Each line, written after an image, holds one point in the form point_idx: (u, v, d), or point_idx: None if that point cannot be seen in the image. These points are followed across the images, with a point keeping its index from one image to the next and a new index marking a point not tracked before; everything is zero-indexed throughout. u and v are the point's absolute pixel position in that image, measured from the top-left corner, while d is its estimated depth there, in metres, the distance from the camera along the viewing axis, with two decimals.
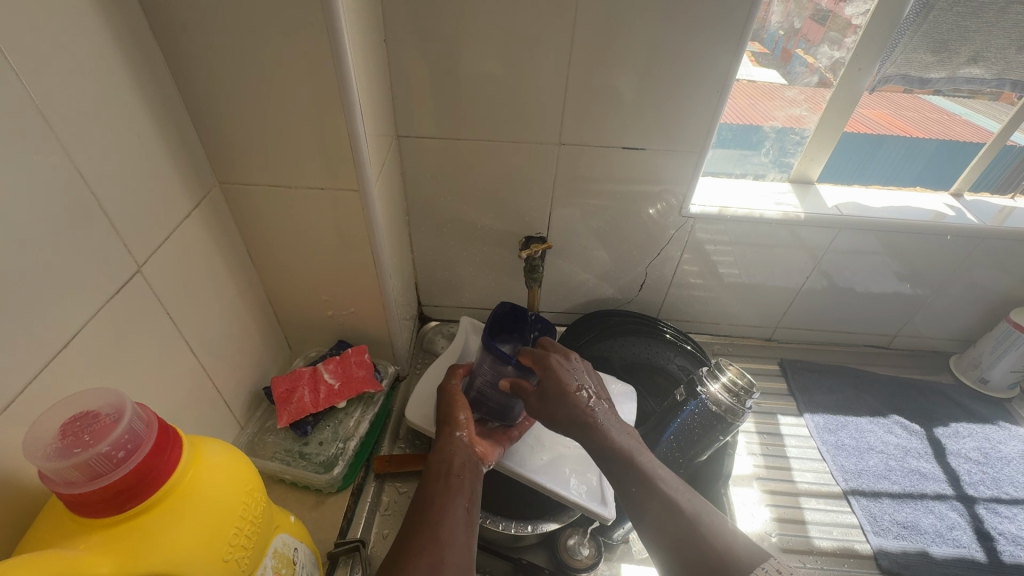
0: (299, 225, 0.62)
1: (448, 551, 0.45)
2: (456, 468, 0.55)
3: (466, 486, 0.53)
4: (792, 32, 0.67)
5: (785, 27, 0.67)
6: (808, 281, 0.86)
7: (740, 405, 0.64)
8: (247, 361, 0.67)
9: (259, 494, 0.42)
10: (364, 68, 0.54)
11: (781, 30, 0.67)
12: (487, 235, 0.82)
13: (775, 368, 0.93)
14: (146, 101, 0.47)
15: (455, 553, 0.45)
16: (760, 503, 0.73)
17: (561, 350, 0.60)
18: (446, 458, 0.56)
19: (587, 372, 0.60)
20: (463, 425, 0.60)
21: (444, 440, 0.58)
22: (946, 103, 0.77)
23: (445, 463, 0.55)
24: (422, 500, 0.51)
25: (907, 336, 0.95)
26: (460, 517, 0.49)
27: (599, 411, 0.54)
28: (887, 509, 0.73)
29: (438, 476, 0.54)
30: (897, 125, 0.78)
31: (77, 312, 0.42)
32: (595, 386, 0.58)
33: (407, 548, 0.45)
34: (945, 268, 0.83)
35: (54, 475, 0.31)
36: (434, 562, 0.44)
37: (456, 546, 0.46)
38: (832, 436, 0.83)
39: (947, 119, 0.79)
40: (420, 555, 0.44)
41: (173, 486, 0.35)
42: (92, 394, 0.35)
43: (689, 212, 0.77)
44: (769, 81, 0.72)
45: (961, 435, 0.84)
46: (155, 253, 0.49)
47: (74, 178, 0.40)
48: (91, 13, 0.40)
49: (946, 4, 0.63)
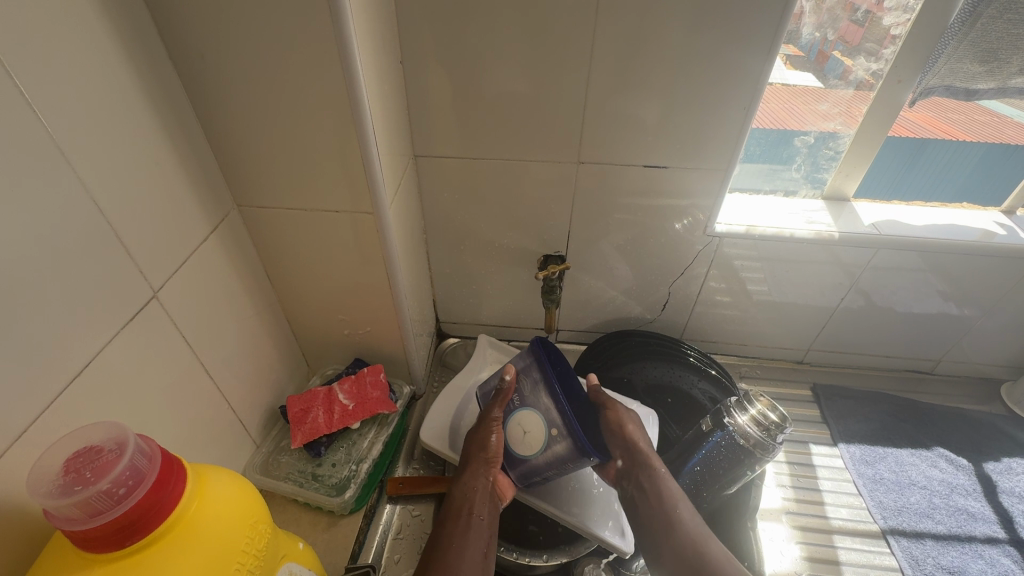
0: (316, 246, 0.63)
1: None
2: (476, 511, 0.57)
3: (484, 530, 0.55)
4: (828, 36, 0.65)
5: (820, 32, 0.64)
6: (844, 300, 0.82)
7: (771, 441, 0.62)
8: (263, 379, 0.67)
9: (264, 525, 0.42)
10: (378, 91, 0.54)
11: (816, 35, 0.64)
12: (506, 253, 0.81)
13: (808, 393, 0.89)
14: (163, 130, 0.48)
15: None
16: (789, 540, 0.69)
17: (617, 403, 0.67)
18: (465, 496, 0.58)
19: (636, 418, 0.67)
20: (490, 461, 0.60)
21: (467, 475, 0.59)
22: (996, 105, 0.71)
23: (465, 502, 0.57)
24: (441, 541, 0.53)
25: (953, 361, 0.89)
26: (476, 564, 0.52)
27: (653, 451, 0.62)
28: (930, 552, 0.68)
29: (459, 513, 0.56)
30: (940, 128, 0.72)
31: (92, 339, 0.42)
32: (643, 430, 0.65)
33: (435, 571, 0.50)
34: (996, 290, 0.78)
35: (56, 512, 0.31)
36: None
37: None
38: (870, 468, 0.78)
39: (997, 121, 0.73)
40: None
41: (175, 520, 0.35)
42: (94, 428, 0.36)
43: (714, 231, 0.74)
44: (804, 84, 0.68)
45: (1015, 471, 0.77)
46: (170, 278, 0.50)
47: (91, 208, 0.41)
48: (108, 48, 0.41)
49: (994, 12, 0.58)
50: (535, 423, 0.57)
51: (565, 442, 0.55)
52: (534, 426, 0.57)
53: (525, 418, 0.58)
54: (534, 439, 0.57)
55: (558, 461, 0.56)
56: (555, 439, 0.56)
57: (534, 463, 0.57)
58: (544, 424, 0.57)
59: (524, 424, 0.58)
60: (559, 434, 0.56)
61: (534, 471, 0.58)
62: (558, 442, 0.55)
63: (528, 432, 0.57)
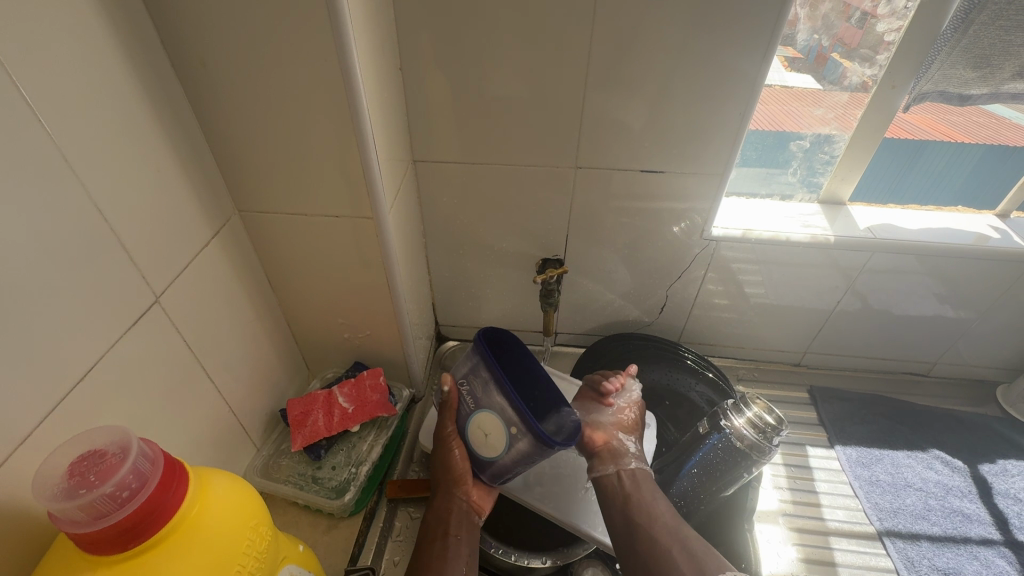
0: (316, 250, 0.63)
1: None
2: (454, 528, 0.59)
3: (462, 548, 0.58)
4: (826, 39, 0.65)
5: (819, 33, 0.64)
6: (841, 303, 0.82)
7: (767, 442, 0.63)
8: (264, 382, 0.68)
9: (264, 528, 0.42)
10: (377, 97, 0.55)
11: (815, 36, 0.65)
12: (505, 256, 0.81)
13: (805, 396, 0.89)
14: (165, 137, 0.49)
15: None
16: (786, 541, 0.70)
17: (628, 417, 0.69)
18: (443, 515, 0.60)
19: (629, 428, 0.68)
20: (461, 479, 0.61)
21: (441, 495, 0.61)
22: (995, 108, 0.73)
23: (442, 522, 0.59)
24: (421, 563, 0.56)
25: (949, 363, 0.90)
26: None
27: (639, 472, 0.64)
28: (926, 554, 0.69)
29: (436, 536, 0.58)
30: (940, 130, 0.74)
31: (95, 343, 0.43)
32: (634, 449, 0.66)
33: None
34: (990, 292, 0.78)
35: (61, 514, 0.32)
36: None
37: None
38: (866, 470, 0.78)
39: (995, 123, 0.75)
40: None
41: (178, 523, 0.36)
42: (98, 432, 0.36)
43: (711, 235, 0.75)
44: (803, 87, 0.69)
45: (1010, 473, 0.78)
46: (171, 282, 0.50)
47: (94, 214, 0.42)
48: (112, 57, 0.42)
49: (988, 18, 0.59)
50: (494, 425, 0.55)
51: (528, 439, 0.54)
52: (492, 427, 0.55)
53: (483, 421, 0.56)
54: (495, 440, 0.56)
55: (523, 458, 0.55)
56: (515, 438, 0.54)
57: (501, 466, 0.57)
58: (502, 425, 0.55)
59: (484, 427, 0.56)
60: (518, 433, 0.54)
61: (503, 470, 0.57)
62: (519, 441, 0.54)
63: (491, 437, 0.56)
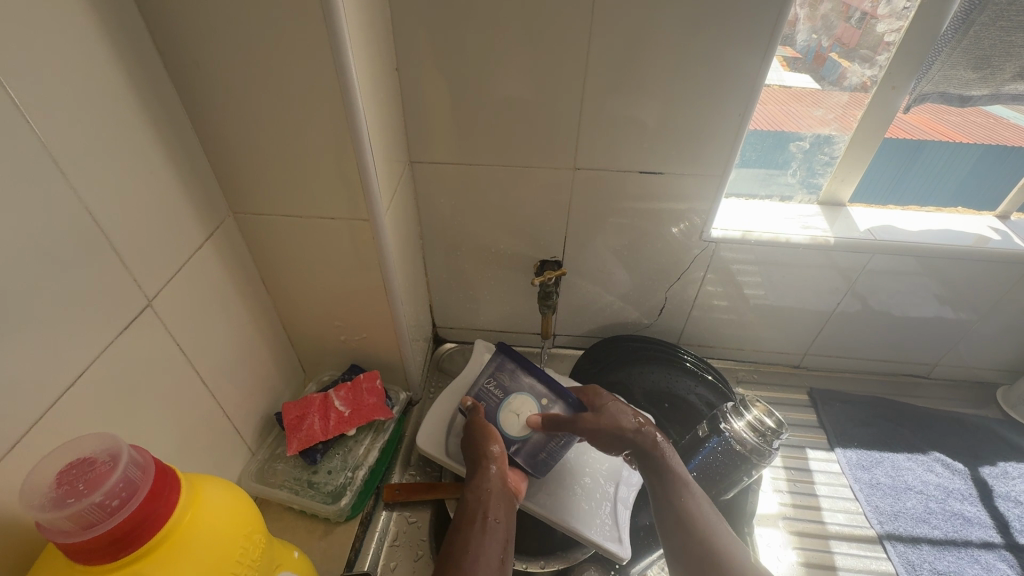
0: (311, 252, 0.63)
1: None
2: (491, 512, 0.57)
3: (501, 532, 0.55)
4: (825, 38, 0.64)
5: (819, 33, 0.64)
6: (841, 305, 0.82)
7: (767, 446, 0.62)
8: (259, 386, 0.67)
9: (258, 535, 0.41)
10: (373, 98, 0.54)
11: (814, 36, 0.64)
12: (503, 258, 0.81)
13: (805, 398, 0.89)
14: (158, 138, 0.48)
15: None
16: (786, 545, 0.69)
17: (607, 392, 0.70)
18: (482, 499, 0.58)
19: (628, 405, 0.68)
20: (496, 462, 0.61)
21: (478, 477, 0.60)
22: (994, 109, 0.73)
23: (480, 506, 0.57)
24: (458, 543, 0.53)
25: (949, 365, 0.89)
26: (494, 567, 0.51)
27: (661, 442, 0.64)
28: (926, 557, 0.68)
29: (475, 518, 0.56)
30: (937, 130, 0.74)
31: (86, 348, 0.42)
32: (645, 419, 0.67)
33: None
34: (990, 294, 0.78)
35: (49, 524, 0.31)
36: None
37: None
38: (866, 473, 0.78)
39: (990, 122, 0.75)
40: None
41: (170, 531, 0.35)
42: (88, 439, 0.36)
43: (710, 236, 0.74)
44: (802, 87, 0.68)
45: (1010, 475, 0.78)
46: (164, 286, 0.50)
47: (85, 217, 0.41)
48: (103, 57, 0.41)
49: (988, 19, 0.58)
50: (524, 406, 0.68)
51: (559, 405, 0.68)
52: (523, 404, 0.68)
53: (519, 404, 0.68)
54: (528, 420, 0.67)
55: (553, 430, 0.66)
56: (548, 405, 0.68)
57: (534, 444, 0.67)
58: (533, 401, 0.68)
59: (520, 411, 0.67)
60: (550, 402, 0.68)
61: (537, 449, 0.67)
62: (551, 407, 0.68)
63: (523, 413, 0.67)
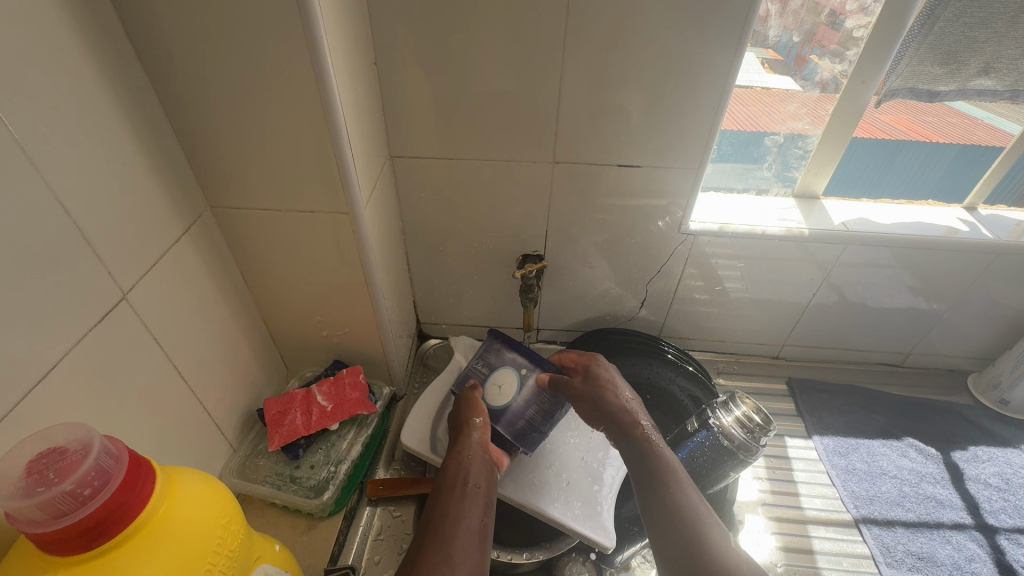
0: (291, 246, 0.62)
1: (455, 546, 0.46)
2: (473, 479, 0.55)
3: (480, 497, 0.53)
4: (808, 40, 0.66)
5: (799, 34, 0.65)
6: (817, 296, 0.84)
7: (755, 442, 0.63)
8: (239, 382, 0.66)
9: (236, 526, 0.41)
10: (351, 90, 0.54)
11: (795, 38, 0.66)
12: (485, 253, 0.81)
13: (784, 387, 0.90)
14: (132, 129, 0.47)
15: (463, 565, 0.44)
16: (766, 531, 0.70)
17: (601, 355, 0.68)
18: (462, 467, 0.57)
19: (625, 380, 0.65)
20: (478, 431, 0.61)
21: (459, 445, 0.60)
22: (967, 107, 0.74)
23: (461, 472, 0.56)
24: (439, 508, 0.51)
25: (921, 354, 0.92)
26: (473, 529, 0.49)
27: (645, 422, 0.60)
28: (901, 539, 0.70)
29: (454, 484, 0.54)
30: (914, 129, 0.75)
31: (59, 341, 0.42)
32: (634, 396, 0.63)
33: (416, 560, 0.45)
34: (960, 284, 0.80)
35: (18, 514, 0.31)
36: (441, 557, 0.44)
37: (468, 563, 0.45)
38: (843, 459, 0.79)
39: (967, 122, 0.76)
40: (431, 553, 0.45)
41: (144, 522, 0.35)
42: (59, 429, 0.35)
43: (689, 229, 0.75)
44: (784, 88, 0.70)
45: (980, 459, 0.80)
46: (141, 279, 0.49)
47: (57, 209, 0.41)
48: (76, 46, 0.41)
49: (952, 15, 0.61)
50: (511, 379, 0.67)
51: (538, 373, 0.67)
52: (508, 378, 0.67)
53: (503, 375, 0.67)
54: (508, 387, 0.67)
55: (534, 397, 0.66)
56: (526, 375, 0.67)
57: (513, 409, 0.66)
58: (513, 371, 0.67)
59: (501, 381, 0.67)
60: (528, 370, 0.67)
61: (518, 416, 0.66)
62: (529, 377, 0.67)
63: (506, 386, 0.67)
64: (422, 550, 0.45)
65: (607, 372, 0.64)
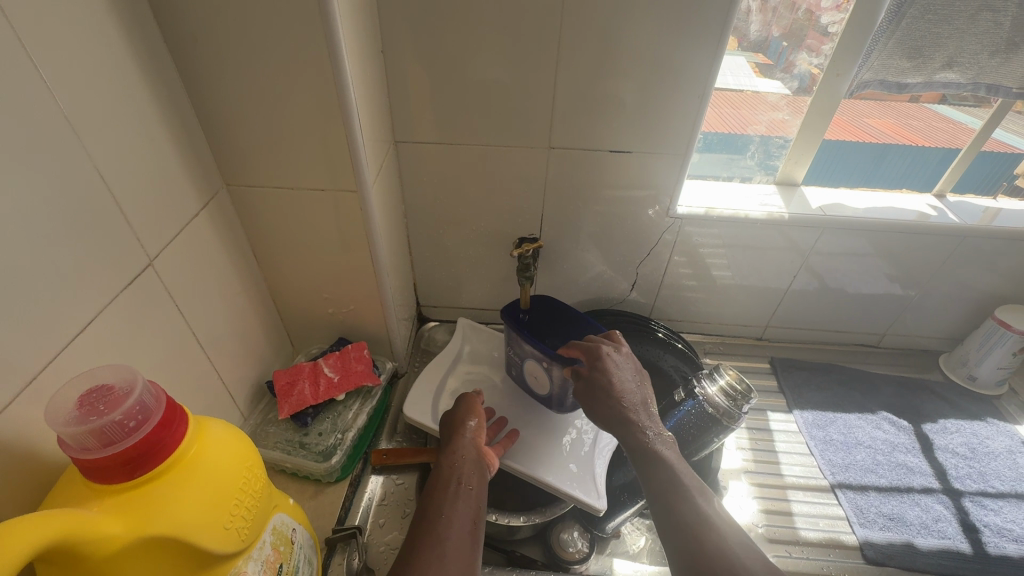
0: (300, 225, 0.66)
1: (447, 544, 0.46)
2: (465, 479, 0.56)
3: (473, 496, 0.53)
4: (798, 45, 0.71)
5: (790, 39, 0.71)
6: (796, 281, 0.88)
7: (737, 409, 0.68)
8: (250, 354, 0.70)
9: (259, 470, 0.45)
10: (361, 76, 0.58)
11: (785, 42, 0.71)
12: (483, 236, 0.85)
13: (766, 366, 0.95)
14: (158, 107, 0.51)
15: (453, 564, 0.45)
16: (748, 495, 0.75)
17: (610, 342, 0.66)
18: (456, 467, 0.57)
19: (634, 366, 0.65)
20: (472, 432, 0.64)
21: (451, 445, 0.61)
22: (948, 111, 0.81)
23: (455, 471, 0.56)
24: (431, 506, 0.51)
25: (896, 335, 0.97)
26: (464, 530, 0.49)
27: (645, 414, 0.58)
28: (874, 502, 0.74)
29: (449, 481, 0.55)
30: (903, 134, 0.82)
31: (92, 300, 0.45)
32: (640, 382, 0.63)
33: (410, 560, 0.45)
34: (931, 267, 0.85)
35: (71, 440, 0.34)
36: (435, 554, 0.45)
37: (459, 561, 0.45)
38: (821, 431, 0.84)
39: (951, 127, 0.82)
40: (423, 556, 0.45)
41: (179, 458, 0.38)
42: (106, 370, 0.39)
43: (676, 213, 0.80)
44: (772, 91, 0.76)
45: (949, 430, 0.85)
46: (164, 248, 0.53)
47: (92, 178, 0.44)
48: (111, 26, 0.44)
49: (917, 12, 0.65)
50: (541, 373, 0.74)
51: (557, 366, 0.70)
52: (542, 375, 0.74)
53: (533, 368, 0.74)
54: (541, 378, 0.74)
55: (563, 382, 0.71)
56: (550, 367, 0.71)
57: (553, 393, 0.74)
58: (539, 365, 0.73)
59: (535, 371, 0.75)
60: (549, 364, 0.71)
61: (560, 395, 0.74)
62: (553, 368, 0.71)
63: (540, 375, 0.74)
64: (416, 549, 0.46)
65: (605, 377, 0.61)
